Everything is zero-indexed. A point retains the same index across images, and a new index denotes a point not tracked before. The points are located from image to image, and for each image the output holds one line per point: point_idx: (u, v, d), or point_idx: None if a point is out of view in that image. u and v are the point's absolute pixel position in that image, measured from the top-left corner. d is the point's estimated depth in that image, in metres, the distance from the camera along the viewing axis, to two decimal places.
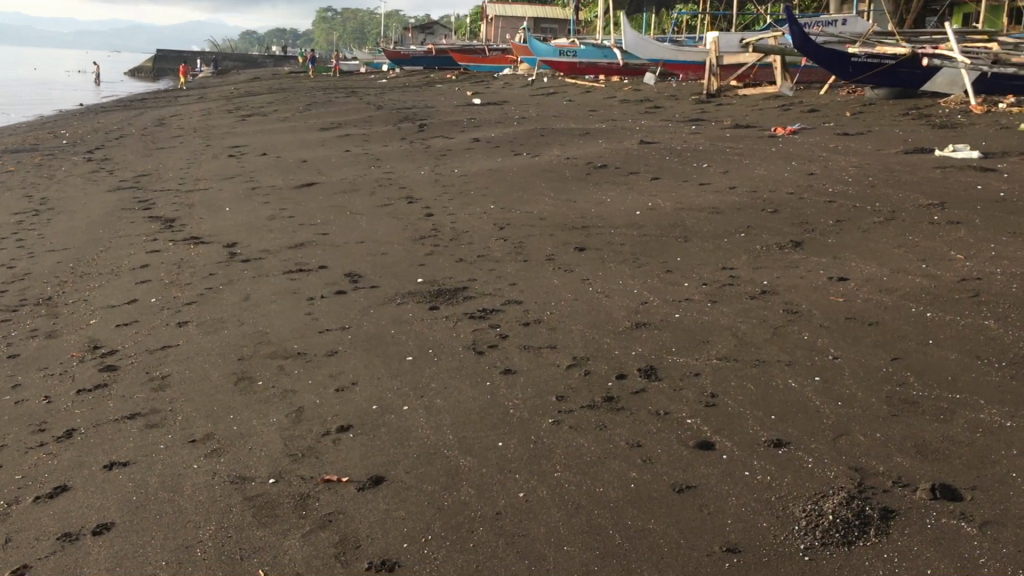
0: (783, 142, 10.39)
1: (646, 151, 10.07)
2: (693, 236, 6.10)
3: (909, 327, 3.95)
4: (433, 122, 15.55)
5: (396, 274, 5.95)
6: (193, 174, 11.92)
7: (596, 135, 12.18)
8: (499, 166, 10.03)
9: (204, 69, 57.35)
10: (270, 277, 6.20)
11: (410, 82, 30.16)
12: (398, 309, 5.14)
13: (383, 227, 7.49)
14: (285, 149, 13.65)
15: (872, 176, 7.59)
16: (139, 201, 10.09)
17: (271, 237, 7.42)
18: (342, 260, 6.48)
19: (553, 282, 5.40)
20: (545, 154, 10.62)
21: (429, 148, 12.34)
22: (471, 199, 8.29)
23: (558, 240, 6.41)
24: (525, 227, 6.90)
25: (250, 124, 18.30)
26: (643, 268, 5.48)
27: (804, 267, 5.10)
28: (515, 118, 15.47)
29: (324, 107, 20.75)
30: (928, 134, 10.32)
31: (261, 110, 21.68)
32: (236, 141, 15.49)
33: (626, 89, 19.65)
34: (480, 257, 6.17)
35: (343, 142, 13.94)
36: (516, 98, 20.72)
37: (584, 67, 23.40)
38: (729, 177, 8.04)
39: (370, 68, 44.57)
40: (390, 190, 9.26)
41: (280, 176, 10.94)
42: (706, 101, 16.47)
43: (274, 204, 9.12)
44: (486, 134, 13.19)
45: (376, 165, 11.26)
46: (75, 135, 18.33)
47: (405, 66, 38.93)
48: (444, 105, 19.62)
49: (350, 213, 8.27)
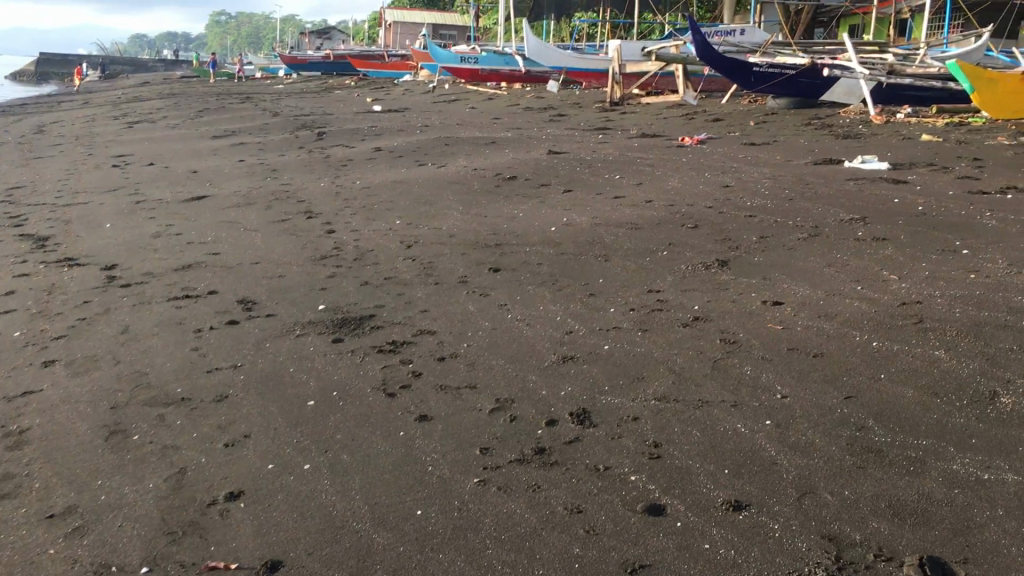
0: (693, 152, 10.23)
1: (556, 161, 9.75)
2: (614, 254, 5.76)
3: (857, 359, 3.68)
4: (332, 130, 14.97)
5: (294, 300, 5.42)
6: (70, 187, 11.08)
7: (503, 144, 11.82)
8: (403, 178, 9.56)
9: (89, 73, 54.95)
10: (151, 305, 5.60)
11: (307, 87, 29.32)
12: (297, 342, 4.64)
13: (279, 245, 6.92)
14: (174, 159, 12.88)
15: (788, 188, 7.42)
16: (9, 217, 9.23)
17: (153, 259, 6.79)
18: (234, 284, 5.91)
19: (468, 308, 4.97)
20: (451, 165, 10.19)
21: (329, 158, 11.78)
22: (374, 213, 7.79)
23: (471, 259, 5.98)
24: (434, 245, 6.45)
25: (136, 131, 17.36)
26: (564, 291, 5.10)
27: (734, 289, 4.80)
28: (418, 125, 15.00)
29: (215, 113, 19.88)
30: (834, 143, 10.31)
31: (149, 116, 20.62)
32: (121, 150, 14.56)
33: (529, 96, 19.38)
34: (386, 279, 5.70)
35: (237, 151, 13.22)
36: (417, 105, 20.25)
37: (486, 73, 23.07)
38: (644, 189, 7.76)
39: (266, 72, 43.33)
40: (286, 204, 8.68)
41: (167, 188, 10.23)
42: (610, 109, 16.33)
43: (157, 220, 8.44)
44: (388, 143, 12.70)
45: (272, 175, 10.64)
46: None
47: (302, 71, 37.96)
48: (343, 112, 19.03)
49: (243, 229, 7.67)
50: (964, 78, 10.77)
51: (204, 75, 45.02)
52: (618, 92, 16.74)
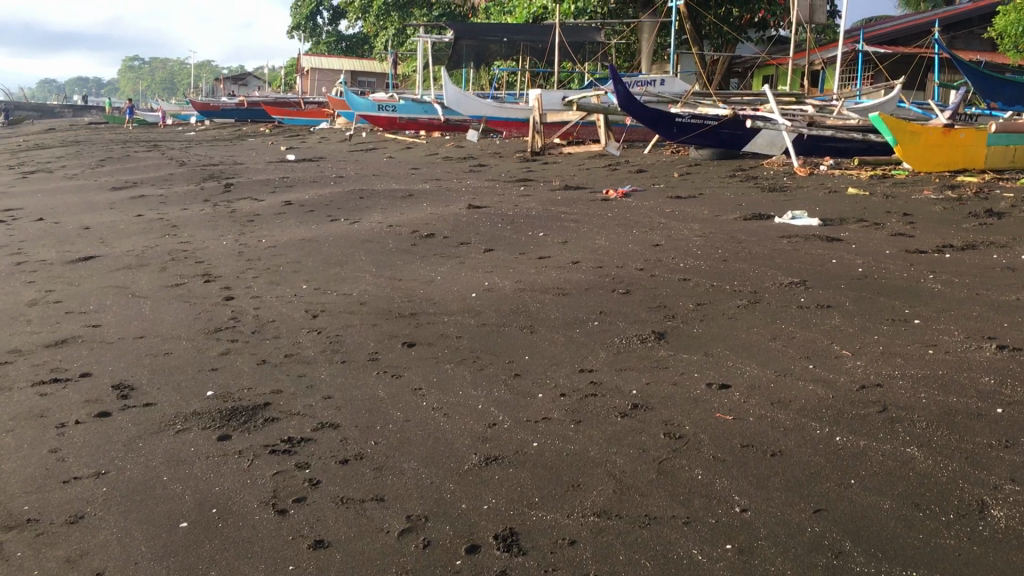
0: (618, 206, 9.88)
1: (477, 217, 9.27)
2: (539, 326, 5.26)
3: (821, 459, 3.22)
4: (241, 181, 14.27)
5: (180, 384, 4.75)
6: None
7: (420, 197, 11.31)
8: (314, 235, 8.95)
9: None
10: (12, 391, 4.86)
11: (218, 135, 28.48)
12: (176, 440, 3.99)
13: (170, 315, 6.23)
14: (66, 213, 12.01)
15: (720, 247, 7.06)
16: None
17: (24, 333, 6.03)
18: (112, 364, 5.22)
19: (377, 393, 4.39)
20: (366, 220, 9.62)
21: (234, 212, 11.09)
22: (279, 277, 7.16)
23: (383, 332, 5.41)
24: (343, 314, 5.86)
25: (30, 182, 16.35)
26: (486, 372, 4.56)
27: (674, 369, 4.33)
28: (332, 177, 14.40)
29: (117, 163, 18.93)
30: (760, 197, 10.09)
31: (47, 166, 19.56)
32: (9, 203, 13.59)
33: (449, 145, 18.98)
34: (286, 357, 5.08)
35: (136, 204, 12.42)
36: (333, 154, 19.67)
37: (404, 122, 22.66)
38: (570, 249, 7.33)
39: (177, 119, 42.22)
40: (183, 265, 7.99)
41: (53, 247, 9.40)
42: (531, 160, 16.00)
43: (36, 284, 7.65)
44: (299, 196, 12.07)
45: (172, 232, 9.91)
46: None
47: (215, 118, 37.04)
48: (255, 162, 18.30)
49: (131, 295, 6.95)
50: (886, 130, 10.69)
51: (112, 122, 43.58)
52: (539, 142, 16.43)
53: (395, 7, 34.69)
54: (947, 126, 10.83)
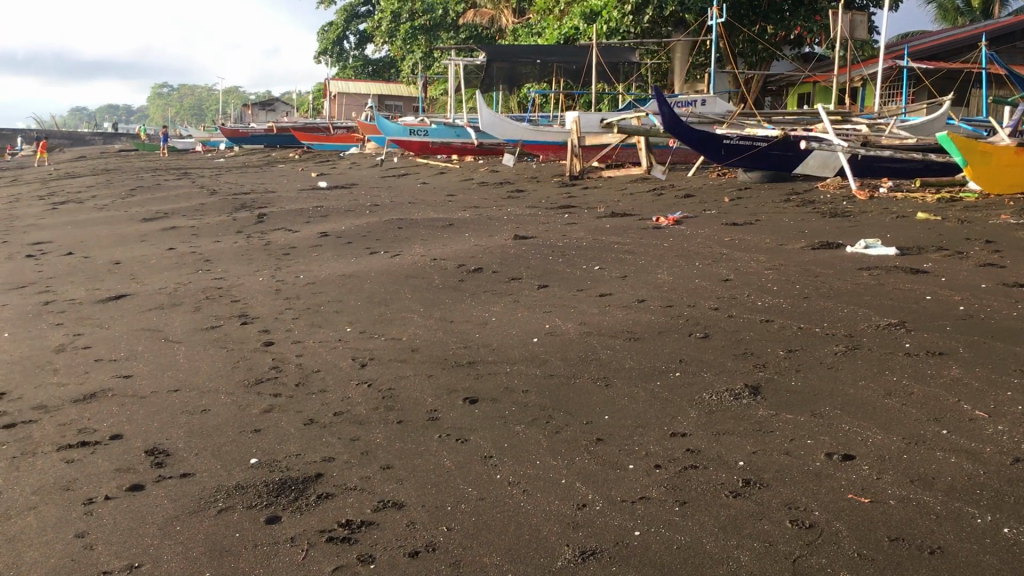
0: (672, 234, 9.36)
1: (524, 249, 8.79)
2: (614, 379, 4.74)
3: (996, 562, 2.67)
4: (275, 211, 13.88)
5: (219, 449, 4.28)
6: None
7: (462, 226, 10.86)
8: (354, 270, 8.50)
9: (26, 148, 53.65)
10: (36, 456, 4.40)
11: (249, 161, 28.33)
12: (219, 522, 3.50)
13: (206, 363, 5.77)
14: (96, 247, 11.65)
15: (796, 282, 6.52)
16: None
17: (51, 385, 5.58)
18: (145, 423, 4.74)
19: (443, 462, 3.88)
20: (407, 253, 9.16)
21: (268, 245, 10.67)
22: (321, 319, 6.69)
23: (440, 385, 4.92)
24: (394, 363, 5.37)
25: (61, 213, 16.10)
26: (564, 436, 4.04)
27: (781, 433, 3.80)
28: (367, 205, 14.00)
29: (148, 193, 18.66)
30: (821, 223, 9.54)
31: (78, 196, 19.34)
32: (40, 236, 13.28)
33: (483, 170, 18.57)
34: (336, 415, 4.59)
35: (168, 237, 12.04)
36: (365, 180, 19.31)
37: (436, 146, 22.30)
38: (631, 285, 6.81)
39: (207, 145, 42.28)
40: (217, 305, 7.55)
41: (81, 285, 9.01)
42: (570, 185, 15.50)
43: (65, 328, 7.23)
44: (334, 226, 11.64)
45: (205, 267, 9.50)
46: None
47: (245, 144, 36.97)
48: (287, 190, 17.95)
49: (164, 340, 6.50)
50: (954, 151, 10.07)
51: (143, 149, 43.63)
52: (577, 166, 15.99)
53: (423, 31, 34.46)
54: (1020, 145, 10.23)
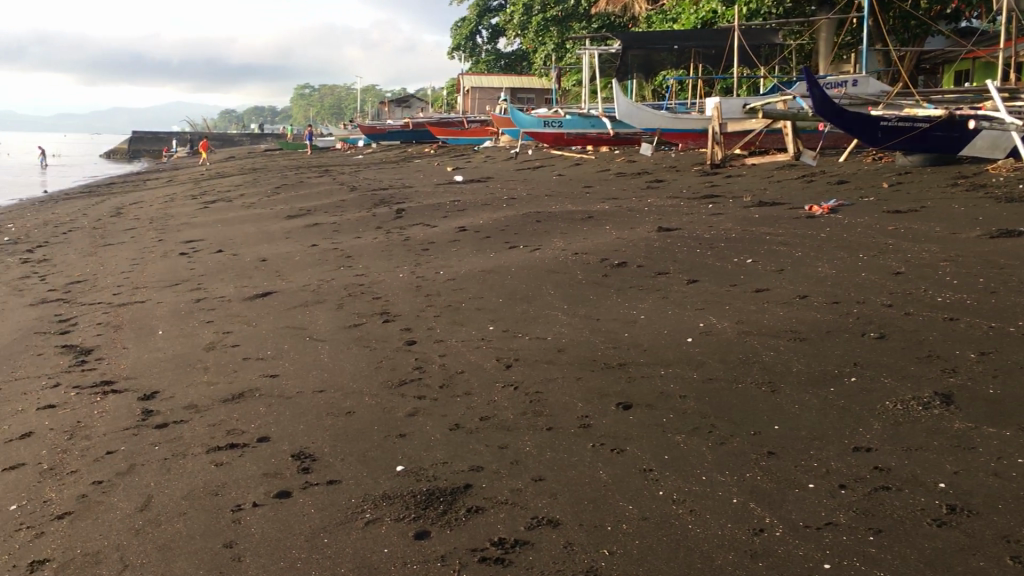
0: (828, 224, 8.77)
1: (670, 242, 8.41)
2: (782, 384, 4.35)
3: None
4: (413, 206, 13.92)
5: (365, 454, 4.13)
6: (131, 281, 10.18)
7: (602, 219, 10.55)
8: (495, 265, 8.32)
9: (179, 150, 56.43)
10: (186, 458, 4.37)
11: (386, 158, 28.77)
12: (367, 536, 3.33)
13: (350, 363, 5.67)
14: (243, 244, 11.93)
15: (979, 275, 5.90)
16: (60, 323, 8.29)
17: (201, 384, 5.61)
18: (291, 425, 4.66)
19: (598, 476, 3.61)
20: (548, 248, 8.92)
21: (408, 240, 10.65)
22: (464, 317, 6.52)
23: (590, 388, 4.64)
24: (541, 364, 5.12)
25: (211, 212, 16.67)
26: (731, 450, 3.70)
27: (985, 452, 3.34)
28: (504, 198, 13.87)
29: (291, 190, 19.13)
30: (996, 209, 8.74)
31: (227, 195, 20.04)
32: (192, 235, 13.74)
33: (621, 161, 18.17)
34: (483, 420, 4.38)
35: (311, 233, 12.22)
36: (501, 173, 19.23)
37: (571, 137, 22.01)
38: (790, 280, 6.35)
39: (346, 142, 43.33)
40: (359, 302, 7.50)
41: (230, 282, 9.18)
42: (712, 174, 14.95)
43: (214, 325, 7.33)
44: (473, 221, 11.53)
45: (347, 263, 9.53)
46: (18, 234, 16.62)
47: (382, 141, 37.67)
48: (424, 184, 18.05)
49: (309, 338, 6.47)
50: None
51: (286, 147, 45.12)
52: (719, 154, 15.47)
53: (556, 22, 34.19)
54: None
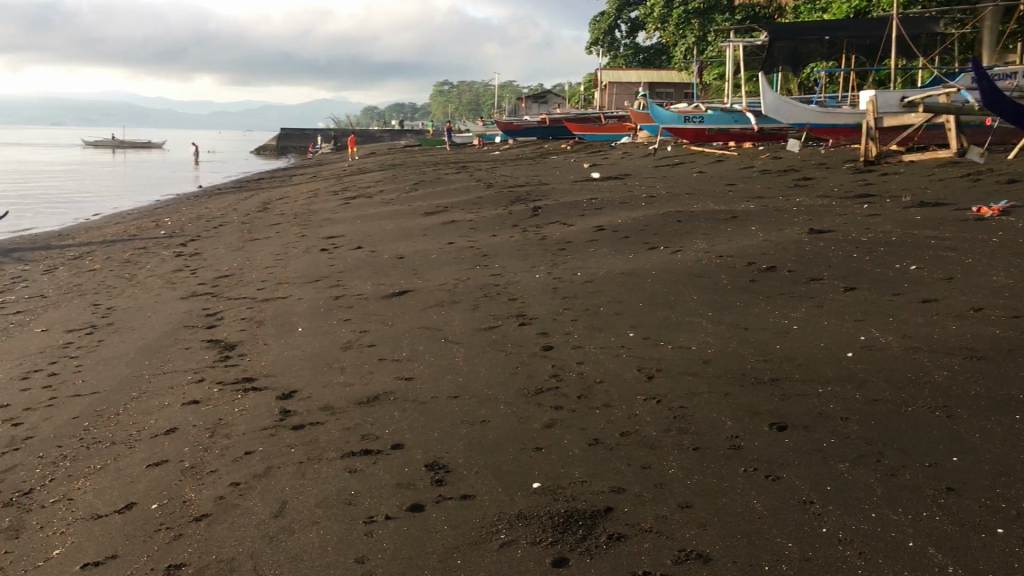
0: (1000, 227, 8.10)
1: (822, 245, 7.93)
2: (958, 410, 3.93)
3: None
4: (550, 203, 13.77)
5: (501, 467, 3.96)
6: (275, 276, 10.42)
7: (747, 220, 10.11)
8: (634, 267, 8.06)
9: (324, 146, 58.35)
10: (321, 462, 4.31)
11: (523, 154, 28.79)
12: (502, 559, 3.16)
13: (486, 367, 5.54)
14: (382, 241, 12.06)
15: None
16: (206, 317, 8.54)
17: (338, 385, 5.60)
18: (425, 432, 4.55)
19: (752, 506, 3.31)
20: (690, 249, 8.59)
21: (545, 239, 10.50)
22: (603, 322, 6.30)
23: (739, 404, 4.34)
24: (685, 376, 4.84)
25: (352, 208, 17.02)
26: (903, 484, 3.34)
27: None
28: (643, 197, 13.54)
29: (429, 186, 19.34)
30: None
31: (367, 191, 20.44)
32: (333, 230, 14.04)
33: (765, 157, 17.52)
34: (624, 436, 4.15)
35: (447, 231, 12.26)
36: (639, 170, 18.87)
37: (712, 133, 21.40)
38: (962, 289, 5.83)
39: (483, 139, 43.72)
40: (496, 303, 7.38)
41: (369, 280, 9.26)
42: (865, 171, 14.19)
43: (352, 323, 7.37)
44: (610, 219, 11.29)
45: (483, 262, 9.46)
46: (173, 227, 17.42)
47: (519, 137, 37.78)
48: (561, 181, 17.89)
49: (445, 340, 6.39)
50: None
51: (425, 144, 45.88)
52: (874, 151, 14.74)
53: (697, 14, 33.41)
54: None
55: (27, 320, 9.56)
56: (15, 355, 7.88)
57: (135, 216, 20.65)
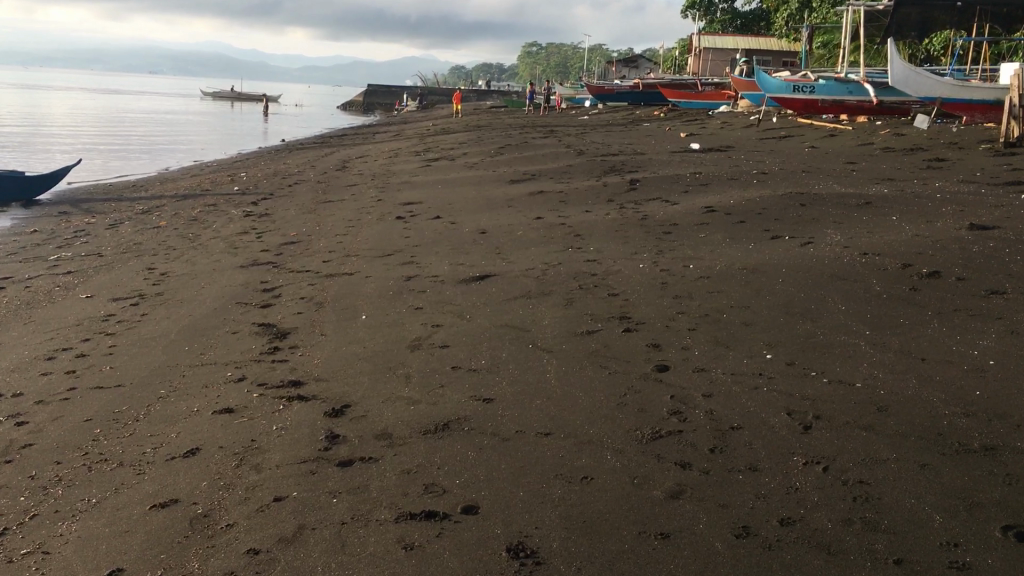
0: None
1: (992, 246, 6.54)
2: None
3: None
4: (647, 176, 12.49)
5: (615, 568, 2.84)
6: (343, 247, 9.42)
7: (883, 207, 8.76)
8: (757, 261, 6.79)
9: (409, 104, 57.63)
10: (369, 524, 3.25)
11: (614, 120, 27.36)
12: None
13: (585, 392, 4.40)
14: (463, 211, 10.97)
15: None
16: (264, 292, 7.59)
17: (401, 404, 4.54)
18: (507, 488, 3.44)
19: None
20: (822, 241, 7.30)
21: (645, 218, 9.26)
22: (729, 334, 5.09)
23: (946, 488, 3.11)
24: (856, 432, 3.62)
25: (434, 171, 16.01)
26: None
27: None
28: (752, 173, 12.17)
29: (515, 151, 18.18)
30: None
31: (450, 152, 19.36)
32: (411, 195, 13.01)
33: (886, 133, 15.90)
34: (783, 528, 2.98)
35: (533, 202, 11.13)
36: (743, 142, 17.38)
37: (824, 105, 19.72)
38: None
39: (571, 103, 42.25)
40: (593, 299, 6.22)
41: (447, 257, 8.21)
42: (1008, 154, 12.56)
43: (424, 313, 6.32)
44: (720, 198, 10.01)
45: (576, 242, 8.32)
46: (248, 183, 16.65)
47: (609, 102, 36.23)
48: (658, 151, 16.52)
49: (533, 346, 5.27)
50: None
51: (511, 105, 44.59)
52: (1016, 131, 13.08)
53: None
54: None
55: (74, 284, 8.73)
56: (49, 327, 7.02)
57: (211, 169, 19.96)
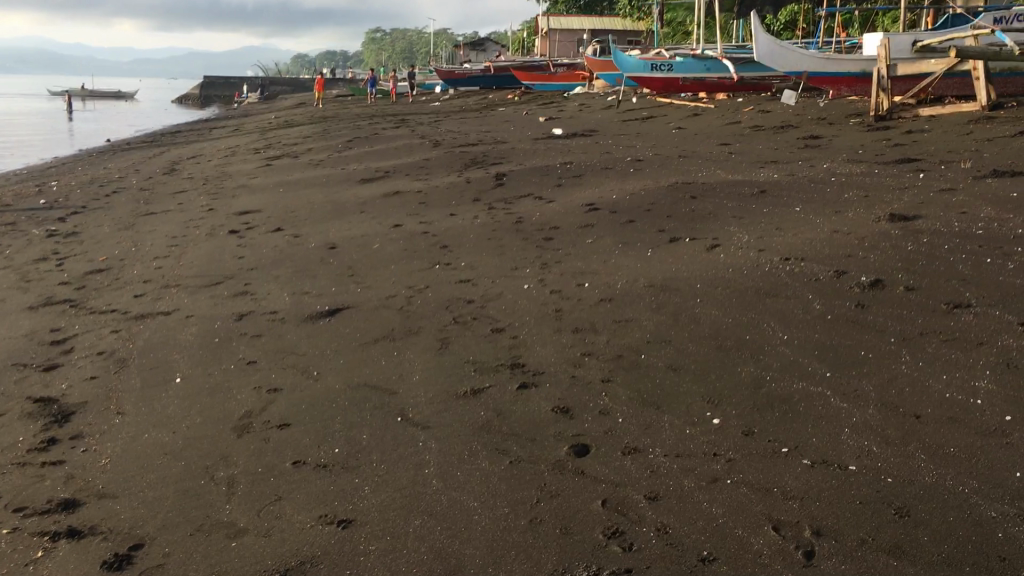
0: None
1: (926, 240, 5.66)
2: None
3: None
4: (514, 168, 11.33)
5: None
6: (161, 276, 7.79)
7: (780, 195, 7.89)
8: (664, 274, 5.68)
9: (251, 96, 54.69)
10: None
11: (469, 105, 26.14)
12: None
13: (481, 503, 3.12)
14: (308, 220, 9.51)
15: None
16: (52, 347, 5.97)
17: (220, 536, 3.16)
18: None
19: None
20: (730, 243, 6.28)
21: (519, 220, 8.08)
22: (656, 389, 3.92)
23: None
24: (883, 561, 2.52)
25: (275, 170, 14.36)
26: None
27: None
28: (626, 160, 11.19)
29: (365, 143, 16.70)
30: None
31: (292, 149, 17.66)
32: (247, 202, 11.40)
33: (752, 109, 15.28)
34: None
35: (387, 205, 9.78)
36: (607, 125, 16.48)
37: (683, 83, 19.05)
38: None
39: (421, 89, 40.73)
40: (473, 337, 4.96)
41: (290, 284, 6.78)
42: (882, 128, 12.03)
43: (256, 370, 4.90)
44: (598, 192, 8.95)
45: (442, 256, 7.03)
46: (58, 195, 14.54)
47: (461, 87, 34.93)
48: (520, 138, 15.40)
49: (401, 420, 3.96)
50: None
51: (356, 94, 42.68)
52: (886, 103, 12.58)
53: None
54: None
55: None
56: None
57: (19, 178, 17.55)
